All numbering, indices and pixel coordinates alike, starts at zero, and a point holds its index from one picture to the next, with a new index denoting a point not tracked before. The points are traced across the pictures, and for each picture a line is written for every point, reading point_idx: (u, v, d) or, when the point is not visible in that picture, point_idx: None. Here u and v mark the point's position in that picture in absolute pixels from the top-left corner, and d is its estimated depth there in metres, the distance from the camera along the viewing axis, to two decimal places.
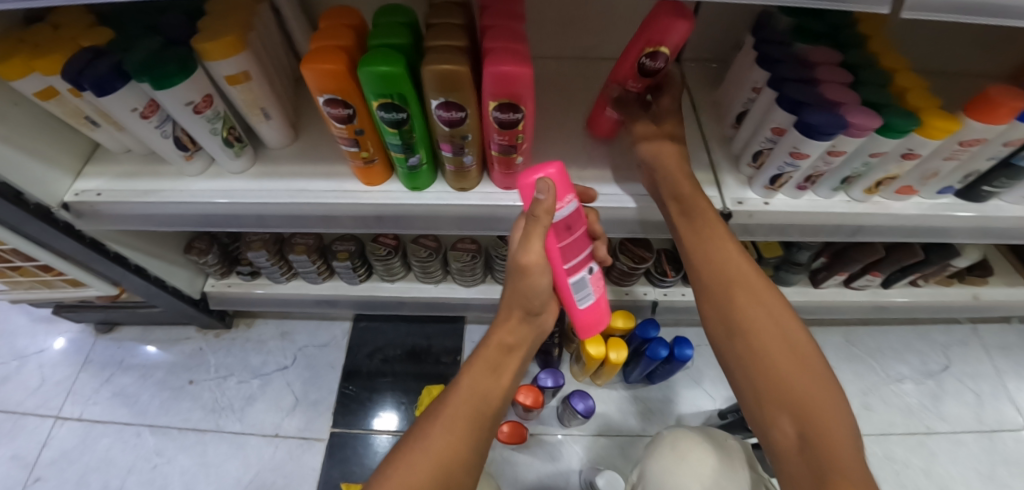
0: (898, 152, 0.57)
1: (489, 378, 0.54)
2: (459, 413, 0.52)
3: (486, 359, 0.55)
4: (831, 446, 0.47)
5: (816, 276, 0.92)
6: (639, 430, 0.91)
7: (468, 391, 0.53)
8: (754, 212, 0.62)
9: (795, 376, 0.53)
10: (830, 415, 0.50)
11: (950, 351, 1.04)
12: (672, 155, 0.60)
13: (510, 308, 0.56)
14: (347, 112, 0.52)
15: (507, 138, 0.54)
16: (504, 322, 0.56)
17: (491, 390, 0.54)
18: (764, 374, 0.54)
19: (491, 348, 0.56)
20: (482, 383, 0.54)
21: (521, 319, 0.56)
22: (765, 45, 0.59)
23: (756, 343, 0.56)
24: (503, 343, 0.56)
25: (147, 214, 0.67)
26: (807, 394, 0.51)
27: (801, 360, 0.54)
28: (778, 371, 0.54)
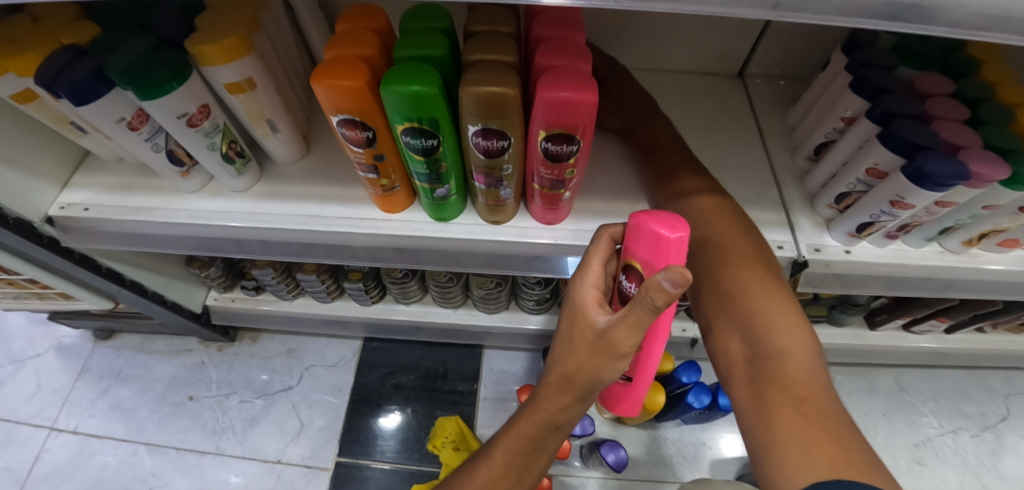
0: (1016, 205, 0.48)
1: (531, 449, 0.49)
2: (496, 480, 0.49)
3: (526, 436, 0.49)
4: (789, 379, 0.40)
5: (874, 318, 0.82)
6: (669, 476, 0.83)
7: (507, 458, 0.50)
8: (832, 262, 0.54)
9: (758, 292, 0.44)
10: (796, 340, 0.41)
11: (1009, 401, 0.95)
12: (711, 207, 0.49)
13: (564, 382, 0.44)
14: (366, 134, 0.44)
15: (555, 173, 0.45)
16: (555, 393, 0.46)
17: (534, 459, 0.50)
18: (727, 294, 0.45)
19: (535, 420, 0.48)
20: (517, 459, 0.49)
21: (573, 401, 0.46)
22: (861, 68, 0.50)
23: (717, 260, 0.46)
24: (552, 417, 0.47)
25: (141, 233, 0.60)
26: (768, 317, 0.42)
27: (755, 273, 0.44)
28: (739, 289, 0.44)
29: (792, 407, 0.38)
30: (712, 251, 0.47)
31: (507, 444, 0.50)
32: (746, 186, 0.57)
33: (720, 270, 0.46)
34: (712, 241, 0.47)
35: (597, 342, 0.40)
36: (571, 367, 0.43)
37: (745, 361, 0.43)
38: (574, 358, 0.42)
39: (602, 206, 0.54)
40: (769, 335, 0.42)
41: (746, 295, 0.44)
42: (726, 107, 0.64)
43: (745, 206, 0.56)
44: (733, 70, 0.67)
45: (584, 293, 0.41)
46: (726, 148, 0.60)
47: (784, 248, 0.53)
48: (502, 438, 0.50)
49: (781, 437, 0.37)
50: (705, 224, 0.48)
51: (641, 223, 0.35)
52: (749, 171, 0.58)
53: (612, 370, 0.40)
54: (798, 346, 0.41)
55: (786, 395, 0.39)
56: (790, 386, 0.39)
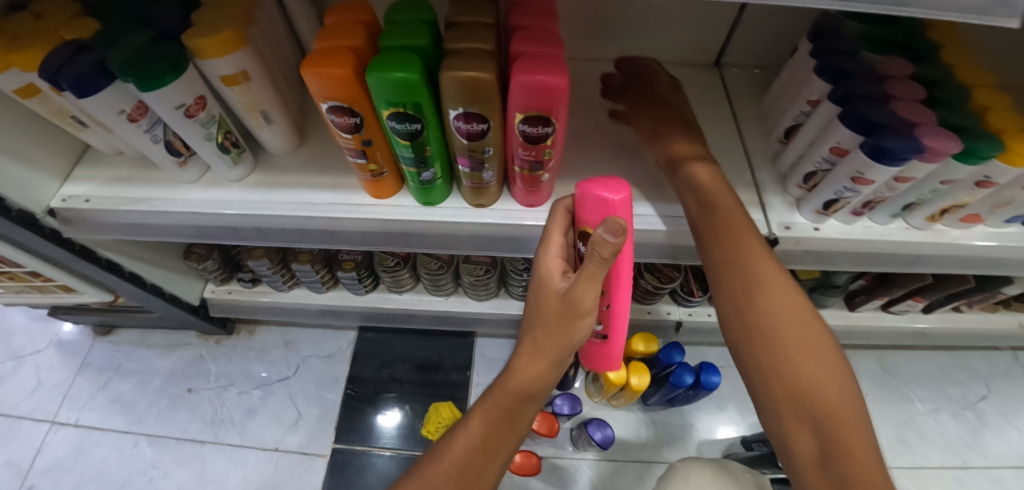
0: (971, 179, 0.51)
1: (507, 419, 0.50)
2: (472, 450, 0.49)
3: (502, 404, 0.50)
4: (824, 413, 0.44)
5: (853, 300, 0.85)
6: (658, 457, 0.86)
7: (483, 427, 0.50)
8: (802, 239, 0.56)
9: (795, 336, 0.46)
10: (838, 391, 0.45)
11: (989, 380, 0.97)
12: (708, 177, 0.51)
13: (539, 347, 0.47)
14: (354, 120, 0.46)
15: (533, 154, 0.48)
16: (531, 359, 0.48)
17: (510, 428, 0.51)
18: (762, 323, 0.47)
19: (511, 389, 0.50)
20: (494, 427, 0.50)
21: (546, 367, 0.48)
22: (825, 53, 0.53)
23: (758, 281, 0.48)
24: (529, 384, 0.49)
25: (140, 223, 0.62)
26: (801, 367, 0.45)
27: (789, 305, 0.47)
28: (777, 331, 0.46)
29: (849, 460, 0.42)
30: (753, 271, 0.48)
31: (484, 414, 0.51)
32: (721, 169, 0.60)
33: (758, 291, 0.47)
34: (746, 272, 0.48)
35: (563, 304, 0.42)
36: (544, 331, 0.46)
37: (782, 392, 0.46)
38: (541, 320, 0.45)
39: None
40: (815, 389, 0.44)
41: (784, 340, 0.46)
42: (702, 95, 0.67)
43: None
44: (709, 60, 0.70)
45: (549, 259, 0.44)
46: (702, 133, 0.63)
47: (756, 225, 0.56)
48: (478, 410, 0.51)
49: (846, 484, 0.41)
50: (744, 256, 0.48)
51: (586, 190, 0.39)
52: (724, 155, 0.61)
53: (578, 330, 0.44)
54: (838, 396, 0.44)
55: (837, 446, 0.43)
56: (843, 439, 0.43)
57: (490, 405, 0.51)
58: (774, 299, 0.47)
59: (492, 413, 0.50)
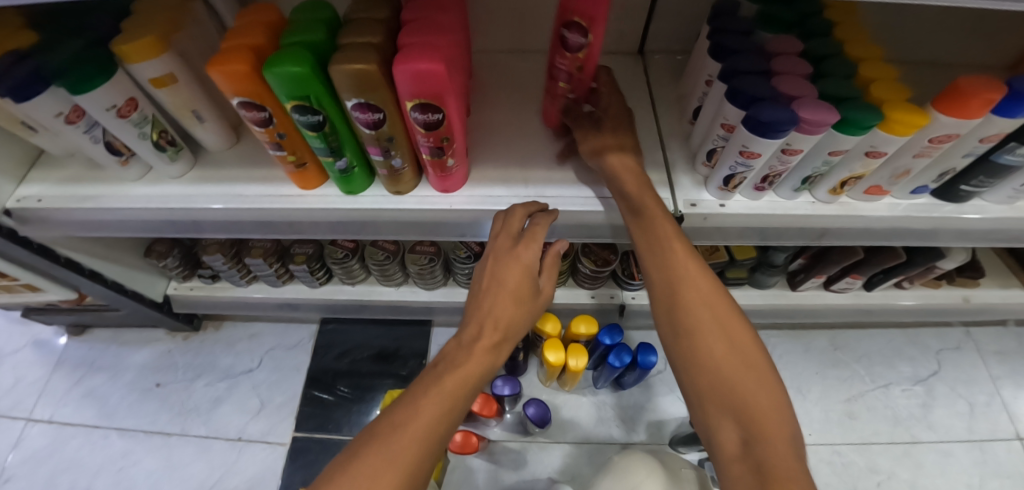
0: (861, 150, 0.52)
1: (449, 418, 0.48)
2: (405, 458, 0.44)
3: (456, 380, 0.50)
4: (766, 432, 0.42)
5: (795, 279, 0.87)
6: (607, 437, 0.88)
7: (417, 432, 0.45)
8: (709, 215, 0.58)
9: (730, 345, 0.47)
10: (771, 401, 0.44)
11: (940, 356, 0.99)
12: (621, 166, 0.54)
13: (495, 329, 0.53)
14: (263, 114, 0.50)
15: (432, 140, 0.51)
16: (479, 343, 0.52)
17: (448, 427, 0.48)
18: (689, 340, 0.48)
19: (454, 381, 0.50)
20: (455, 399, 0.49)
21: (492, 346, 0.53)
22: (719, 35, 0.55)
23: (690, 294, 0.49)
24: (478, 371, 0.51)
25: (89, 219, 0.66)
26: (746, 378, 0.45)
27: (724, 323, 0.48)
28: (714, 344, 0.47)
29: (777, 463, 0.40)
30: (685, 286, 0.50)
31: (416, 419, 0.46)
32: None
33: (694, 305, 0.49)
34: (681, 291, 0.49)
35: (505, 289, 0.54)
36: (505, 309, 0.54)
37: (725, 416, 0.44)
38: (500, 300, 0.54)
39: (498, 174, 0.60)
40: (752, 396, 0.44)
41: (721, 354, 0.46)
42: (623, 82, 0.70)
43: None
44: (632, 48, 0.73)
45: (514, 246, 0.54)
46: None
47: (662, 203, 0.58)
48: (413, 408, 0.47)
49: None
50: (682, 272, 0.50)
51: None
52: (639, 138, 0.63)
53: (535, 308, 0.56)
54: (771, 401, 0.44)
55: (767, 453, 0.41)
56: (773, 445, 0.41)
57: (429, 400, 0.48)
58: (708, 314, 0.48)
59: (428, 411, 0.47)
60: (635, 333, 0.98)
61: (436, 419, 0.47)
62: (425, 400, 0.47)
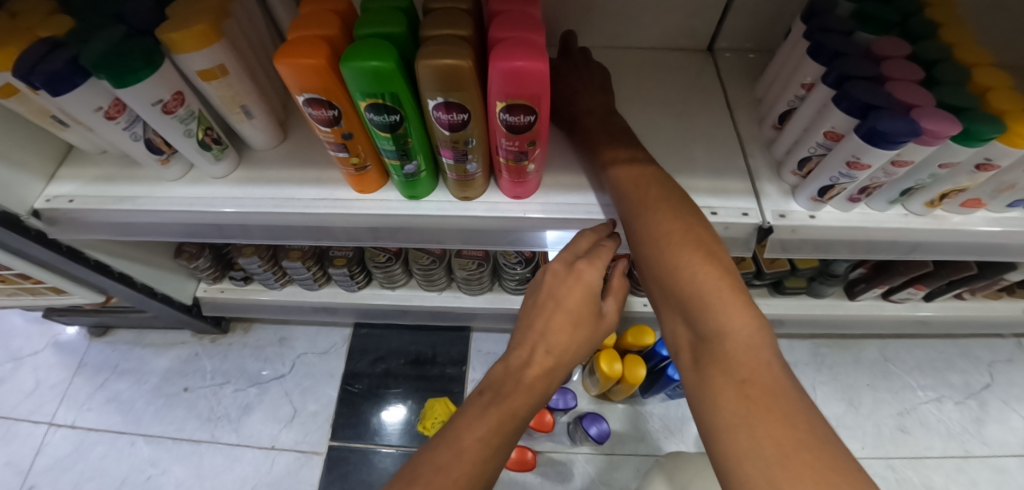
0: (972, 162, 0.49)
1: (494, 456, 0.42)
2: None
3: (503, 406, 0.44)
4: (729, 360, 0.39)
5: (853, 289, 0.83)
6: (654, 450, 0.85)
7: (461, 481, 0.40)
8: (797, 227, 0.55)
9: (690, 262, 0.43)
10: (736, 315, 0.40)
11: (992, 368, 0.96)
12: (642, 182, 0.50)
13: (550, 356, 0.46)
14: (332, 113, 0.45)
15: (516, 144, 0.46)
16: (528, 372, 0.46)
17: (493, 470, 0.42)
18: (654, 272, 0.46)
19: (497, 414, 0.43)
20: (501, 427, 0.43)
21: (544, 373, 0.46)
22: (819, 34, 0.51)
23: (651, 224, 0.47)
24: (523, 405, 0.45)
25: (125, 222, 0.62)
26: (706, 295, 0.41)
27: (690, 253, 0.44)
28: (676, 265, 0.44)
29: (735, 390, 0.37)
30: (647, 216, 0.47)
31: (456, 465, 0.40)
32: (714, 156, 0.58)
33: (653, 233, 0.47)
34: (645, 229, 0.47)
35: (560, 307, 0.47)
36: (560, 334, 0.47)
37: (689, 341, 0.43)
38: (556, 322, 0.47)
39: (571, 181, 0.56)
40: (712, 313, 0.41)
41: (680, 280, 0.43)
42: (694, 81, 0.65)
43: (714, 175, 0.56)
44: (702, 45, 0.68)
45: (576, 262, 0.49)
46: (694, 120, 0.61)
47: (750, 214, 0.54)
48: (455, 446, 0.41)
49: (725, 427, 0.36)
50: (643, 209, 0.48)
51: None
52: (717, 142, 0.59)
53: (596, 335, 0.49)
54: (739, 318, 0.40)
55: (728, 376, 0.38)
56: (733, 368, 0.38)
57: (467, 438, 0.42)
58: (670, 244, 0.45)
59: (470, 454, 0.41)
60: None
61: (479, 465, 0.41)
62: (466, 438, 0.42)
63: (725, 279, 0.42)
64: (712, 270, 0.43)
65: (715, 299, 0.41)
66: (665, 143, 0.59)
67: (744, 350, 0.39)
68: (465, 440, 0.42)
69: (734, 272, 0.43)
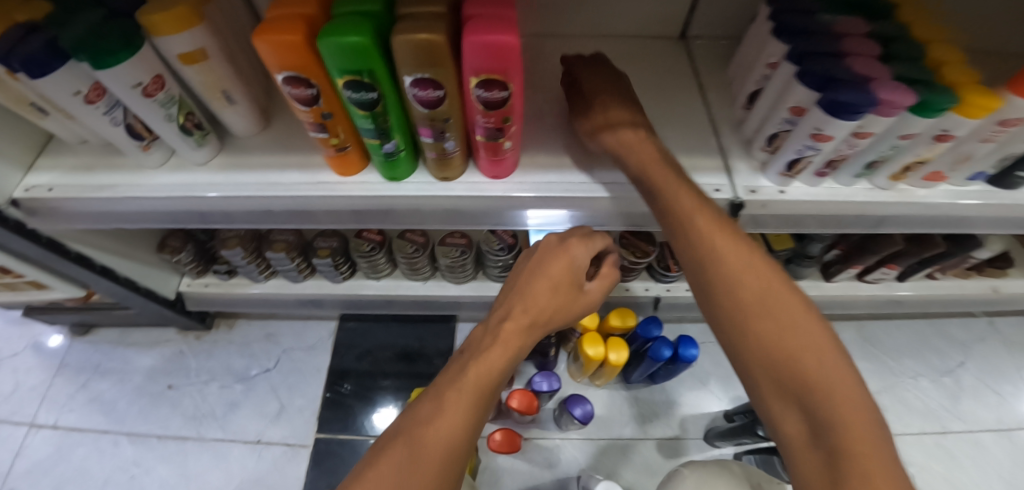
0: (930, 133, 0.51)
1: (477, 408, 0.43)
2: (428, 466, 0.39)
3: (485, 361, 0.45)
4: (845, 432, 0.37)
5: (828, 270, 0.86)
6: (641, 433, 0.86)
7: (444, 432, 0.40)
8: (768, 202, 0.56)
9: (780, 324, 0.41)
10: (842, 383, 0.38)
11: (967, 347, 0.99)
12: (648, 154, 0.50)
13: (527, 315, 0.48)
14: (311, 91, 0.46)
15: (493, 121, 0.48)
16: (506, 327, 0.47)
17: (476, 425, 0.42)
18: (734, 328, 0.43)
19: (478, 369, 0.45)
20: (482, 382, 0.44)
21: (524, 328, 0.47)
22: (783, 15, 0.53)
23: (728, 274, 0.44)
24: (504, 362, 0.46)
25: (104, 211, 0.61)
26: (807, 362, 0.39)
27: (783, 315, 0.41)
28: (761, 325, 0.41)
29: (864, 464, 0.35)
30: (721, 265, 0.44)
31: (438, 418, 0.41)
32: (686, 136, 0.59)
33: (728, 284, 0.44)
34: (720, 277, 0.44)
35: (544, 272, 0.49)
36: (539, 297, 0.49)
37: (789, 411, 0.40)
38: (538, 287, 0.49)
39: (547, 160, 0.57)
40: (820, 390, 0.38)
41: (743, 297, 0.43)
42: (668, 67, 0.67)
43: (687, 154, 0.58)
44: (675, 33, 0.70)
45: (568, 237, 0.51)
46: (668, 102, 0.62)
47: (721, 190, 0.55)
48: (437, 400, 0.43)
49: (856, 458, 0.35)
50: (718, 261, 0.45)
51: None
52: (689, 122, 0.61)
53: (576, 306, 0.51)
54: (815, 355, 0.40)
55: (844, 452, 0.36)
56: (850, 439, 0.36)
57: (451, 392, 0.43)
58: (755, 302, 0.42)
59: (452, 407, 0.42)
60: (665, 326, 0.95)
61: (460, 415, 0.41)
62: (450, 392, 0.43)
63: (822, 339, 0.41)
64: (809, 332, 0.41)
65: (820, 369, 0.39)
66: None
67: (861, 413, 0.37)
68: (447, 394, 0.43)
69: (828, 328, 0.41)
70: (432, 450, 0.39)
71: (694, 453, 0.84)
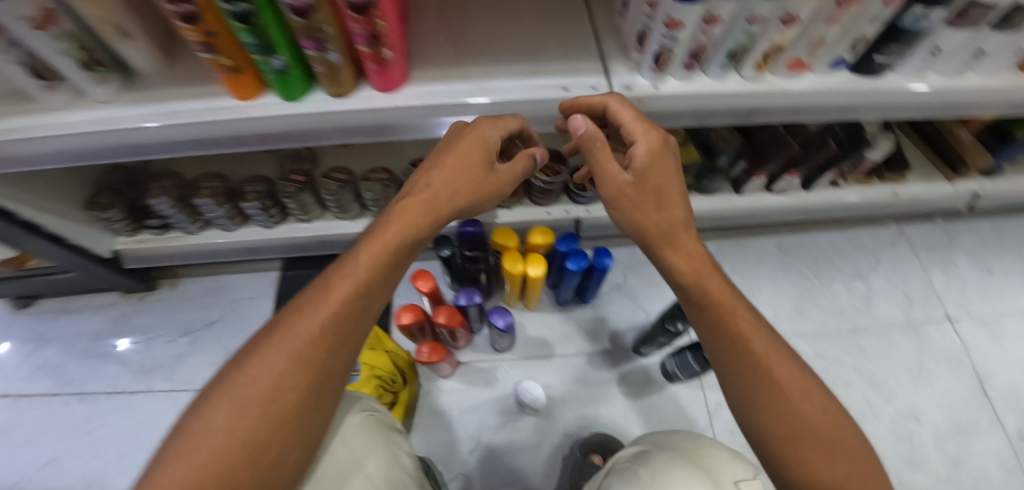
0: (778, 16, 0.54)
1: (370, 285, 0.47)
2: (271, 372, 0.43)
3: (378, 247, 0.48)
4: None
5: (738, 182, 0.92)
6: (574, 349, 0.92)
7: (290, 338, 0.44)
8: (643, 98, 0.61)
9: (799, 402, 0.48)
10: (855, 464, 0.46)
11: (877, 253, 1.09)
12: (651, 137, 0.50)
13: (422, 200, 0.50)
14: (187, 8, 0.47)
15: (365, 26, 0.50)
16: (404, 205, 0.50)
17: (343, 338, 0.46)
18: (770, 407, 0.47)
19: (369, 255, 0.47)
20: (375, 263, 0.47)
21: (420, 210, 0.50)
22: None
23: (761, 352, 0.49)
24: (383, 267, 0.47)
25: (12, 156, 0.63)
26: (829, 438, 0.47)
27: (804, 394, 0.48)
28: (788, 402, 0.47)
29: None
30: (754, 346, 0.49)
31: (329, 291, 0.46)
32: (568, 44, 0.63)
33: (757, 363, 0.49)
34: (754, 357, 0.49)
35: (458, 165, 0.51)
36: (439, 185, 0.51)
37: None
38: (438, 178, 0.51)
39: (437, 73, 0.61)
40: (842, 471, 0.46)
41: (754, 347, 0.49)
42: None
43: (569, 60, 0.62)
44: None
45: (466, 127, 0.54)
46: (553, 13, 0.66)
47: (599, 89, 0.60)
48: (336, 274, 0.47)
49: None
50: (753, 343, 0.49)
51: None
52: (571, 31, 0.64)
53: (480, 184, 0.52)
54: (838, 444, 0.47)
55: None
56: None
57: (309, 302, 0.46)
58: (785, 385, 0.48)
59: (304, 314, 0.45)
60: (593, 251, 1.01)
61: (350, 292, 0.46)
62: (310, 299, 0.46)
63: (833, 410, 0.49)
64: (823, 404, 0.49)
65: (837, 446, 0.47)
66: (525, 33, 0.63)
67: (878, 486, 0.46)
68: (346, 278, 0.46)
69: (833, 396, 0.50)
70: (284, 353, 0.43)
71: (623, 362, 0.91)
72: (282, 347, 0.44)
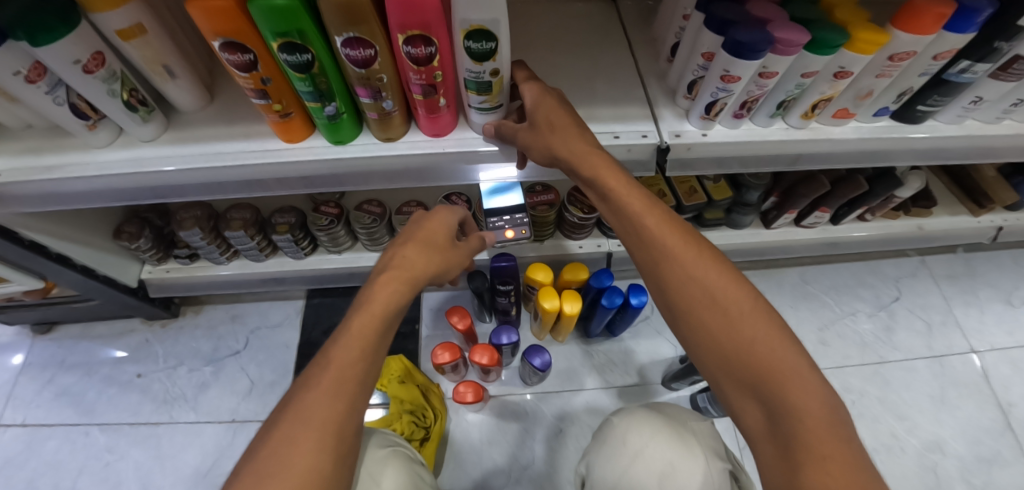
0: (830, 71, 0.55)
1: (343, 420, 0.43)
2: (325, 415, 0.42)
3: (317, 375, 0.44)
4: (807, 434, 0.41)
5: (767, 217, 0.92)
6: (602, 381, 0.92)
7: (337, 384, 0.43)
8: (692, 145, 0.61)
9: (722, 291, 0.48)
10: (795, 391, 0.43)
11: (900, 283, 1.09)
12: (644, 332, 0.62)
13: (398, 269, 0.50)
14: (247, 57, 0.47)
15: (424, 77, 0.50)
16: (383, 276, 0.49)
17: (339, 444, 0.42)
18: (698, 316, 0.49)
19: (332, 377, 0.43)
20: (338, 401, 0.42)
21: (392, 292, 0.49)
22: None
23: (691, 281, 0.49)
24: (344, 393, 0.43)
25: (55, 192, 0.62)
26: (751, 344, 0.46)
27: (757, 326, 0.46)
28: (725, 321, 0.47)
29: (817, 466, 0.40)
30: (687, 279, 0.49)
31: (299, 429, 0.41)
32: (614, 90, 0.63)
33: (700, 304, 0.48)
34: (668, 261, 0.50)
35: (439, 242, 0.54)
36: (416, 260, 0.51)
37: (762, 415, 0.45)
38: (392, 277, 0.49)
39: None
40: (776, 386, 0.44)
41: (670, 251, 0.50)
42: (598, 27, 0.70)
43: (616, 104, 0.62)
44: None
45: (412, 244, 0.52)
46: (597, 59, 0.66)
47: (648, 136, 0.60)
48: (302, 401, 0.42)
49: (793, 404, 0.43)
50: (695, 283, 0.49)
51: None
52: (617, 77, 0.65)
53: (450, 258, 0.55)
54: (786, 385, 0.43)
55: (807, 453, 0.40)
56: (812, 445, 0.41)
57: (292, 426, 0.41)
58: (733, 325, 0.47)
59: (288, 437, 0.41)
60: (619, 281, 1.01)
61: (303, 442, 0.40)
62: (334, 352, 0.45)
63: (773, 326, 0.47)
64: (765, 319, 0.47)
65: (777, 362, 0.44)
66: (570, 78, 0.63)
67: (819, 424, 0.41)
68: (304, 401, 0.42)
69: (787, 327, 0.47)
70: (290, 448, 0.40)
71: (652, 396, 0.91)
72: (292, 461, 0.40)
